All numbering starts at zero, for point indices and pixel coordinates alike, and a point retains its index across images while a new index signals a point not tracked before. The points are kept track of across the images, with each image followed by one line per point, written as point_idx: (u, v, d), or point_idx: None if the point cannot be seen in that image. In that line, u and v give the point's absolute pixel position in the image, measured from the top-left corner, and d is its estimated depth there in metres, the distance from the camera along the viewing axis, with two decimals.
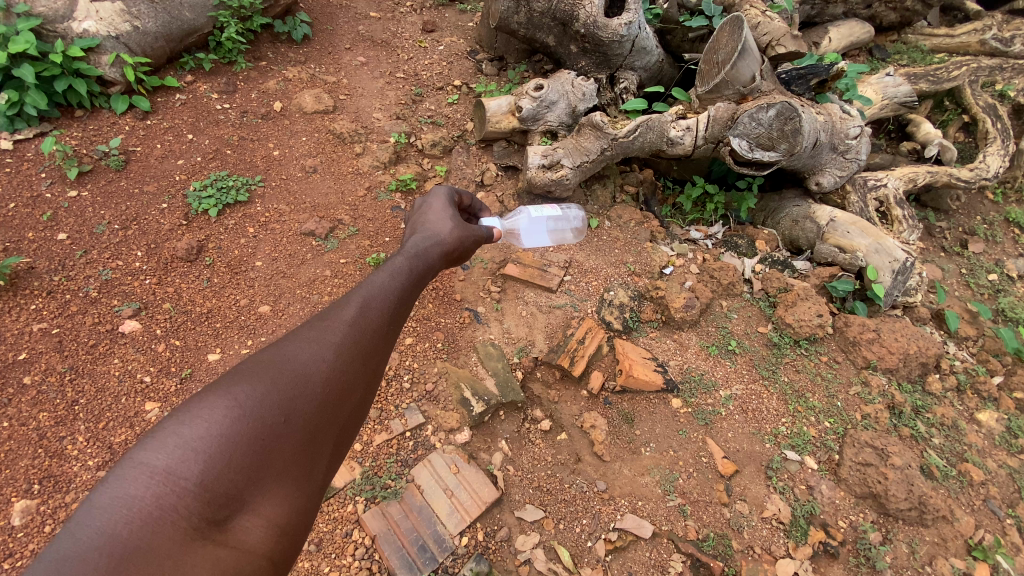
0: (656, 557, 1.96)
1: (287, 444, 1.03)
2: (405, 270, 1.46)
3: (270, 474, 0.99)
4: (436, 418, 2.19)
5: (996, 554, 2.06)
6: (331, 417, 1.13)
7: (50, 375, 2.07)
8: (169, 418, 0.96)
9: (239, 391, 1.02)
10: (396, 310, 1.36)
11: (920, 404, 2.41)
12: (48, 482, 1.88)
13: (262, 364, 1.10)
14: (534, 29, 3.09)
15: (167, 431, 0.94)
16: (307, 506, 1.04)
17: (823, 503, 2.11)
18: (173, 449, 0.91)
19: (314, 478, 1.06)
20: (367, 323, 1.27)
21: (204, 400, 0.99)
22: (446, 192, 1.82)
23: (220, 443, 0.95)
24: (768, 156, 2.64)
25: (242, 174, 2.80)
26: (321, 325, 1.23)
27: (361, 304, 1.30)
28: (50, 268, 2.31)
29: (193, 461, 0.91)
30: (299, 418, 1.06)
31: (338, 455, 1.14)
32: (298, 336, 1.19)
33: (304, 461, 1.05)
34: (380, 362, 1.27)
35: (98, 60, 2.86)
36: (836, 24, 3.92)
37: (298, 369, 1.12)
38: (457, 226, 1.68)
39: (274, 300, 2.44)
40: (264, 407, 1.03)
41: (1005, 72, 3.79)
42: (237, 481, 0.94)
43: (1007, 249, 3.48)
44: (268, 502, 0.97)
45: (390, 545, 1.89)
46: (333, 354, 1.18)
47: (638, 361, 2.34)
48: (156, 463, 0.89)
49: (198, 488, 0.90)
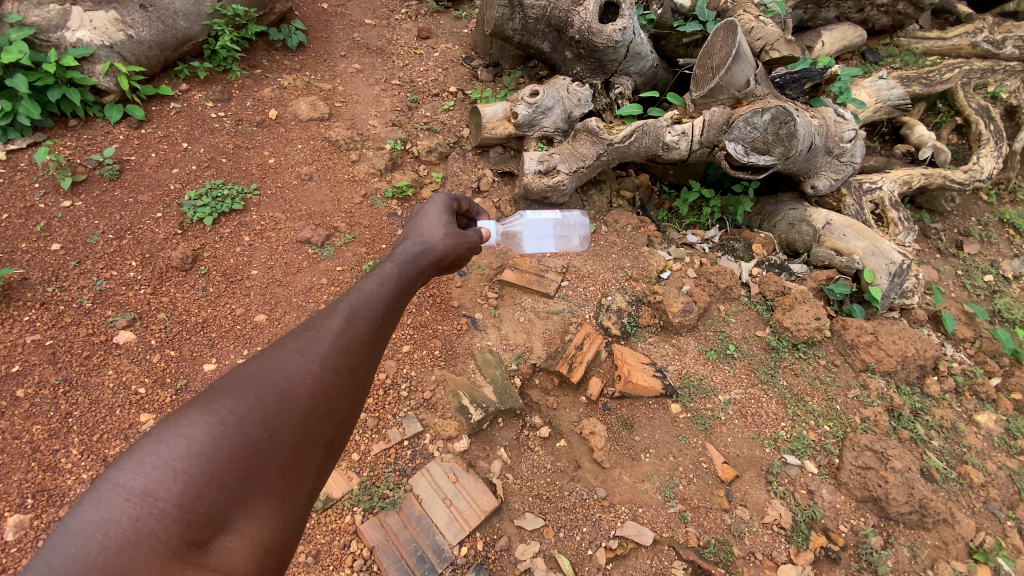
0: (657, 565, 1.95)
1: (271, 461, 1.02)
2: (395, 276, 1.45)
3: (254, 493, 0.98)
4: (434, 426, 2.17)
5: (997, 556, 2.06)
6: (318, 430, 1.12)
7: (43, 387, 2.06)
8: (148, 436, 0.94)
9: (221, 406, 1.01)
10: (386, 318, 1.35)
11: (919, 407, 2.41)
12: (42, 496, 1.85)
13: (246, 377, 1.09)
14: (528, 36, 3.11)
15: (145, 450, 0.92)
16: (293, 523, 1.03)
17: (824, 507, 2.10)
18: (151, 470, 0.89)
19: (301, 494, 1.06)
20: (354, 333, 1.26)
21: (184, 417, 0.97)
22: (441, 197, 1.80)
23: (201, 462, 0.93)
24: (763, 160, 2.66)
25: (237, 183, 2.79)
26: (308, 336, 1.21)
27: (349, 313, 1.28)
28: (43, 279, 2.30)
29: (172, 483, 0.90)
30: (283, 433, 1.05)
31: (324, 470, 1.13)
32: (284, 347, 1.18)
33: (290, 478, 1.04)
34: (368, 373, 1.26)
35: (92, 70, 2.86)
36: (828, 28, 3.96)
37: (283, 383, 1.10)
38: (448, 233, 1.66)
39: (270, 309, 2.42)
40: (247, 423, 1.01)
41: (997, 74, 3.81)
42: (219, 501, 0.93)
43: (1002, 250, 3.50)
44: (251, 522, 0.96)
45: (389, 556, 1.87)
46: (319, 364, 1.17)
47: (637, 366, 2.33)
48: (133, 484, 0.88)
49: (177, 509, 0.88)
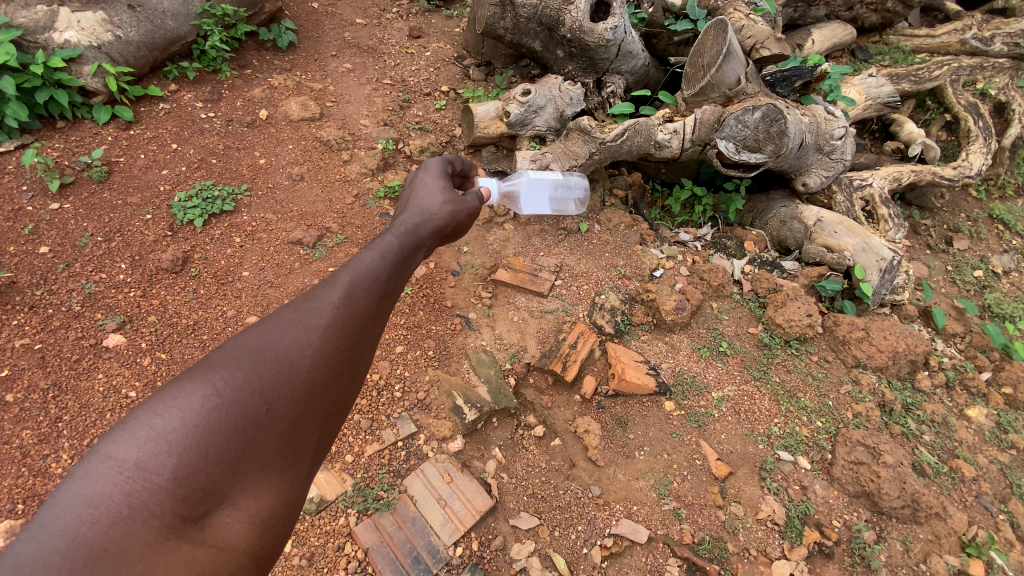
0: (652, 562, 1.95)
1: (269, 434, 1.01)
2: (398, 246, 1.43)
3: (251, 467, 0.97)
4: (428, 427, 2.17)
5: (989, 550, 2.07)
6: (318, 403, 1.11)
7: (33, 391, 2.03)
8: (142, 408, 0.93)
9: (217, 378, 1.00)
10: (389, 289, 1.33)
11: (910, 402, 2.43)
12: (32, 501, 1.84)
13: (244, 348, 1.07)
14: (520, 35, 3.11)
15: (139, 422, 0.91)
16: (292, 497, 1.03)
17: (817, 502, 2.12)
18: (145, 443, 0.89)
19: (300, 468, 1.05)
20: (355, 304, 1.24)
21: (179, 389, 0.96)
22: (435, 163, 1.80)
23: (196, 434, 0.92)
24: (755, 158, 2.65)
25: (227, 184, 2.77)
26: (307, 305, 1.19)
27: (350, 282, 1.27)
28: (32, 282, 2.27)
29: (166, 456, 0.89)
30: (282, 406, 1.04)
31: (325, 443, 1.13)
32: (283, 317, 1.16)
33: (289, 451, 1.03)
34: (369, 344, 1.25)
35: (80, 71, 2.83)
36: (818, 26, 4.00)
37: (282, 353, 1.09)
38: (449, 201, 1.66)
39: (262, 311, 2.41)
40: (244, 395, 1.00)
41: (985, 71, 3.83)
42: (216, 475, 0.92)
43: (991, 245, 3.53)
44: (249, 497, 0.95)
45: (384, 557, 1.87)
46: (320, 336, 1.15)
47: (630, 364, 2.34)
48: (125, 457, 0.87)
49: (171, 484, 0.88)
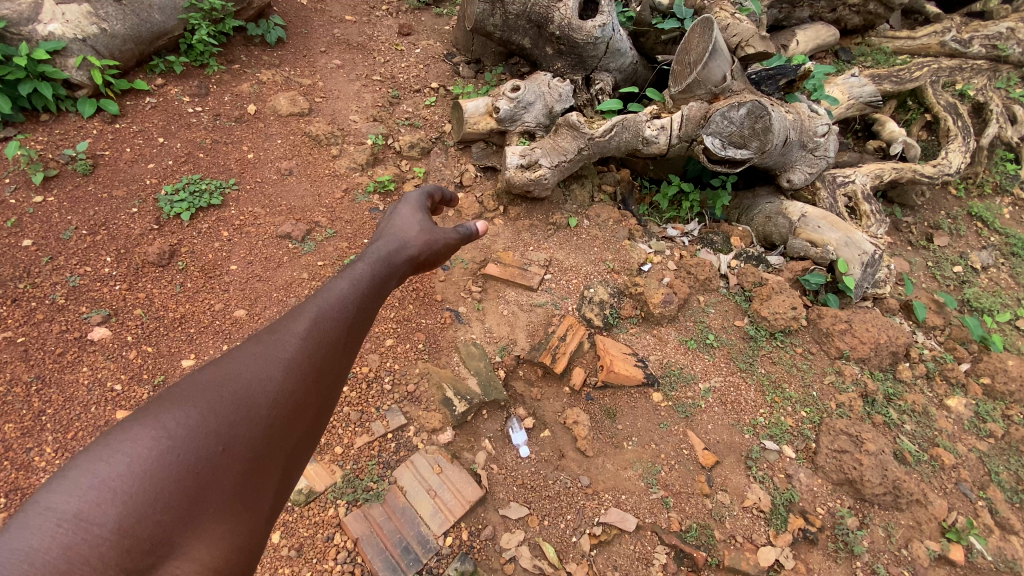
0: (640, 550, 1.98)
1: (224, 477, 1.00)
2: (367, 276, 1.46)
3: (204, 511, 0.96)
4: (418, 419, 2.17)
5: (969, 535, 2.12)
6: (280, 441, 1.11)
7: (16, 385, 2.01)
8: (86, 455, 0.93)
9: (170, 420, 1.00)
10: (356, 321, 1.35)
11: (891, 392, 2.48)
12: (14, 495, 1.82)
13: (199, 387, 1.08)
14: (509, 32, 3.13)
15: (81, 470, 0.90)
16: (249, 542, 1.02)
17: (801, 490, 2.15)
18: (86, 492, 0.88)
19: (260, 510, 1.05)
20: (319, 337, 1.26)
21: (128, 432, 0.96)
22: (414, 196, 1.88)
23: (143, 480, 0.92)
24: (741, 154, 2.71)
25: (215, 178, 2.75)
26: (270, 341, 1.22)
27: (315, 315, 1.29)
28: (14, 276, 2.24)
29: (109, 504, 0.88)
30: (238, 446, 1.04)
31: (288, 481, 1.13)
32: (244, 354, 1.18)
33: (246, 493, 1.03)
34: (334, 380, 1.26)
35: (64, 63, 2.79)
36: (802, 28, 4.11)
37: (240, 392, 1.10)
38: (423, 228, 1.73)
39: (250, 304, 2.40)
40: (197, 436, 1.00)
41: (964, 72, 3.94)
42: (165, 523, 0.91)
43: (971, 241, 3.61)
44: (201, 544, 0.94)
45: (373, 548, 1.87)
46: (282, 372, 1.17)
47: (618, 356, 2.36)
48: (65, 507, 0.86)
49: (115, 534, 0.86)
